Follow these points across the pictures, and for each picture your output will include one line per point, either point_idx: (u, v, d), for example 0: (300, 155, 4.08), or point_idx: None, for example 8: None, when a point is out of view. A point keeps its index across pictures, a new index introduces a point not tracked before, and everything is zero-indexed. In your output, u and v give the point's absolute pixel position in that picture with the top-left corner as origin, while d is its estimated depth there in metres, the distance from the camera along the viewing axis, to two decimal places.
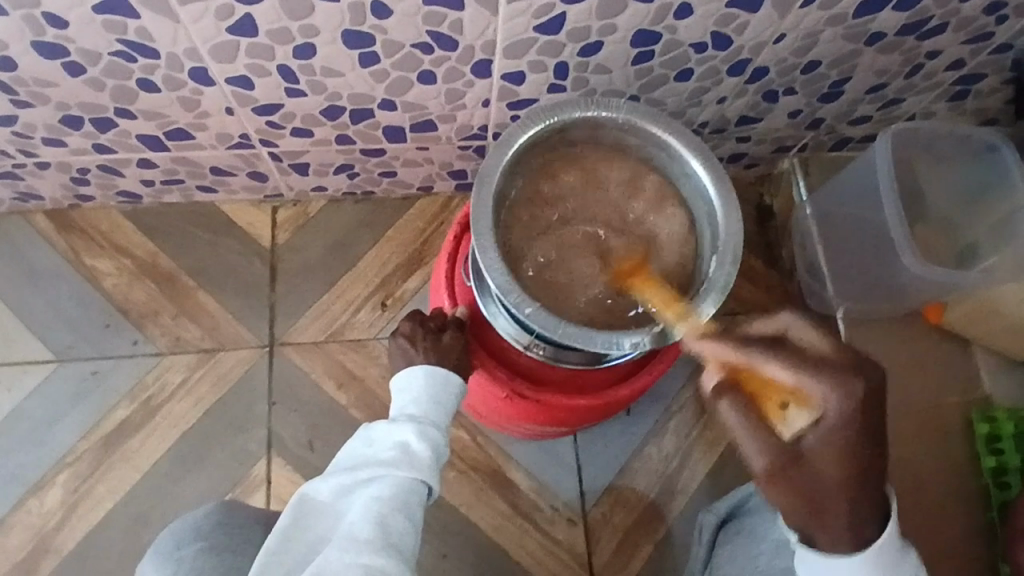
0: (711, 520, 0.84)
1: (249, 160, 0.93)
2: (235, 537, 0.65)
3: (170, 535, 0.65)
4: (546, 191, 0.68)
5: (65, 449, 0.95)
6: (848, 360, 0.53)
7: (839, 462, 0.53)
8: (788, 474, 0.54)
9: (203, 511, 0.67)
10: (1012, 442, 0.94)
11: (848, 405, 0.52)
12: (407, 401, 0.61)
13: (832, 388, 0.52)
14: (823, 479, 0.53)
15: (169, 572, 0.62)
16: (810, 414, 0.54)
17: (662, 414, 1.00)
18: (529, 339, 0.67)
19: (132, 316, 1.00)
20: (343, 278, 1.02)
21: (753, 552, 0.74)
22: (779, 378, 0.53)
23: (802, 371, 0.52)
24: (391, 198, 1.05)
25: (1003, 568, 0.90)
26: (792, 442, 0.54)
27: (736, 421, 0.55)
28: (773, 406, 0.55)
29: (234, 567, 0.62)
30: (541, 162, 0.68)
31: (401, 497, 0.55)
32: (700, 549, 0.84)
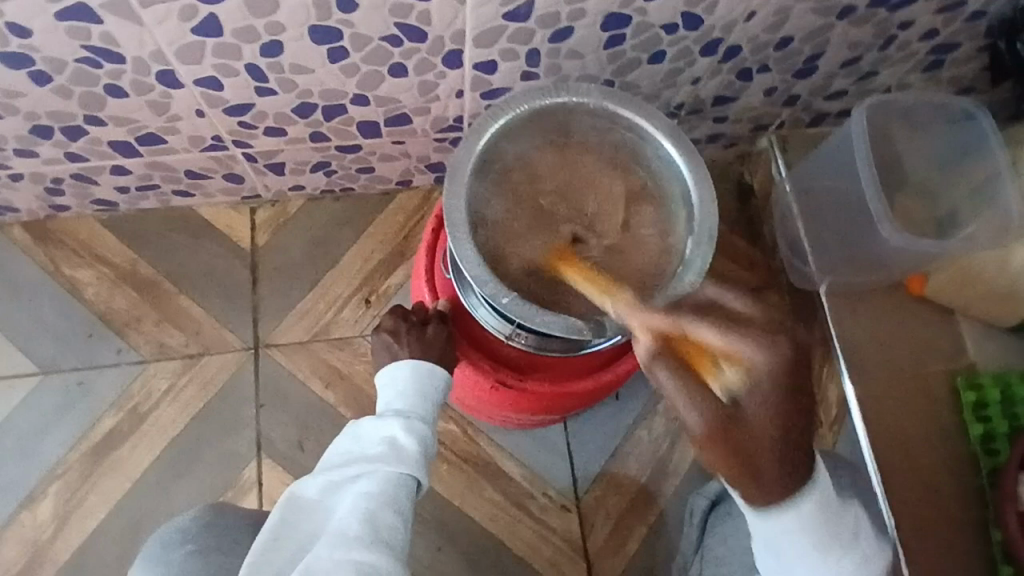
0: (702, 503, 0.85)
1: (224, 161, 0.93)
2: (227, 540, 0.65)
3: (161, 537, 0.65)
4: (521, 182, 0.67)
5: (53, 462, 0.95)
6: (772, 316, 0.53)
7: (769, 419, 0.51)
8: (723, 436, 0.51)
9: (191, 516, 0.66)
10: (1000, 407, 0.92)
11: (772, 361, 0.50)
12: (393, 396, 0.62)
13: (754, 342, 0.51)
14: (750, 436, 0.51)
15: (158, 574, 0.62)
16: (741, 370, 0.52)
17: (651, 397, 1.00)
18: (510, 329, 0.66)
19: (114, 325, 0.99)
20: (326, 276, 1.01)
21: (742, 531, 0.75)
22: (712, 341, 0.52)
23: (730, 333, 0.51)
24: (371, 194, 1.04)
25: (994, 534, 0.90)
26: (724, 399, 0.52)
27: (671, 387, 0.52)
28: (705, 363, 0.53)
29: (225, 568, 0.62)
30: (515, 152, 0.67)
31: (390, 491, 0.55)
32: (691, 530, 0.85)
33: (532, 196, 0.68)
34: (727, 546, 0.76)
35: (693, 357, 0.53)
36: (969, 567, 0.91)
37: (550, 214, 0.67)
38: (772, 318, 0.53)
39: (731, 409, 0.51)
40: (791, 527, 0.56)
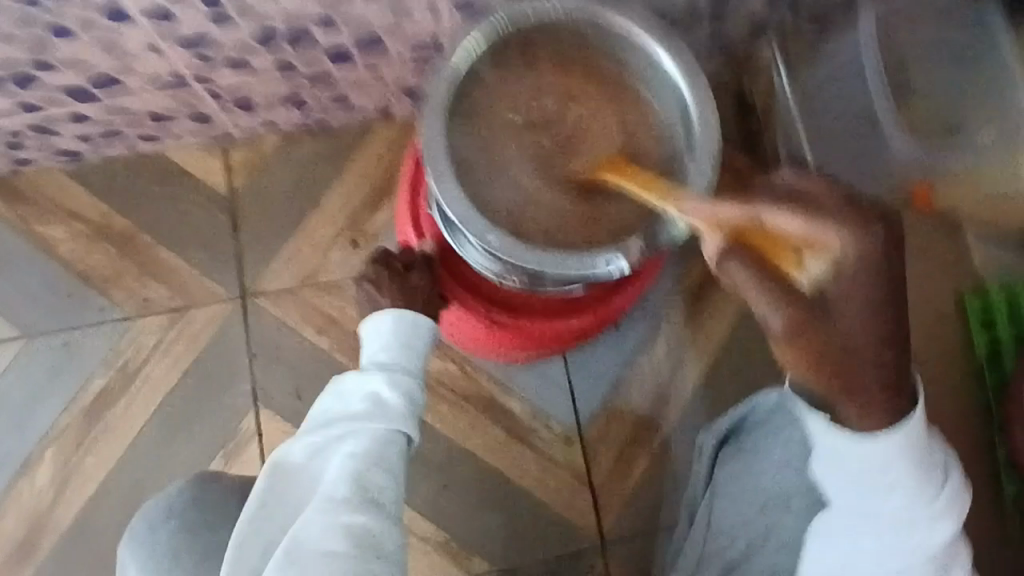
0: (712, 442, 0.78)
1: (188, 101, 0.87)
2: (211, 513, 0.64)
3: (145, 514, 0.64)
4: (516, 110, 0.65)
5: (48, 424, 0.93)
6: (864, 213, 0.45)
7: (868, 322, 0.45)
8: (806, 339, 0.45)
9: (174, 489, 0.66)
10: (1006, 316, 0.92)
11: (863, 249, 0.44)
12: (376, 349, 0.58)
13: (839, 227, 0.45)
14: (845, 345, 0.45)
15: (145, 556, 0.62)
16: (826, 260, 0.46)
17: (652, 325, 0.98)
18: (501, 269, 0.63)
19: (95, 282, 0.96)
20: (308, 218, 0.97)
21: (752, 468, 0.72)
22: (790, 228, 0.46)
23: (813, 219, 0.46)
24: (349, 128, 0.99)
25: (1001, 450, 0.90)
26: (811, 294, 0.46)
27: (749, 287, 0.47)
28: (783, 256, 0.47)
29: (209, 541, 0.62)
30: (505, 77, 0.64)
31: (377, 450, 0.54)
32: (700, 467, 0.80)
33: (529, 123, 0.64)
34: (737, 483, 0.72)
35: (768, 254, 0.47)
36: (975, 478, 0.91)
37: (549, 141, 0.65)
38: (865, 205, 0.46)
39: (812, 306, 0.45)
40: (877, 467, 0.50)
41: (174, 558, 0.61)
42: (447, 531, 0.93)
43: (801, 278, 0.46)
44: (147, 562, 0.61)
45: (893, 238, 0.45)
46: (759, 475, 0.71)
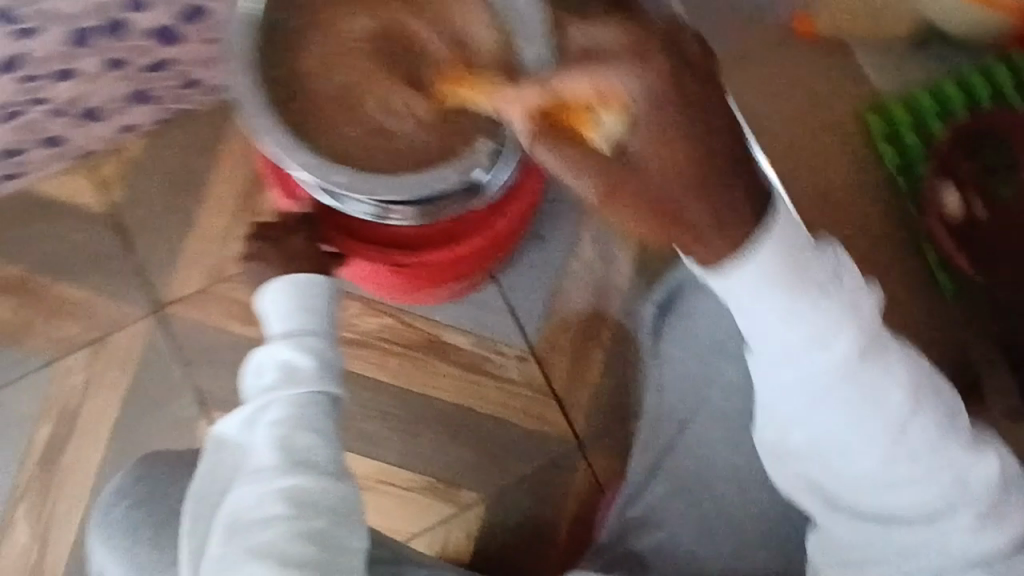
0: (652, 310, 0.78)
1: (31, 127, 0.82)
2: (160, 494, 0.59)
3: (102, 499, 0.60)
4: (344, 47, 0.66)
5: (8, 487, 0.92)
6: (647, 39, 0.40)
7: (680, 159, 0.41)
8: (626, 186, 0.41)
9: (120, 474, 0.61)
10: (909, 126, 0.91)
11: (649, 85, 0.40)
12: (277, 318, 0.55)
13: (631, 59, 0.40)
14: (650, 188, 0.41)
15: (106, 534, 0.58)
16: (621, 115, 0.40)
17: (574, 226, 0.97)
18: (376, 207, 0.62)
19: (5, 335, 0.92)
20: (200, 213, 0.94)
21: (690, 327, 0.73)
22: (583, 89, 0.40)
23: (593, 71, 0.40)
24: (213, 109, 0.94)
25: (928, 249, 0.89)
26: (615, 155, 0.41)
27: (561, 167, 0.42)
28: (580, 122, 0.40)
29: (167, 511, 0.58)
30: (327, 21, 0.66)
31: (296, 416, 0.52)
32: (647, 338, 0.79)
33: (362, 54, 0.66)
34: (680, 346, 0.73)
35: (566, 117, 0.41)
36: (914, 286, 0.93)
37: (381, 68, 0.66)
38: (650, 35, 0.41)
39: (617, 149, 0.41)
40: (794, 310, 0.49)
41: (134, 533, 0.57)
42: (427, 475, 0.94)
43: (599, 138, 0.41)
44: (109, 541, 0.58)
45: (677, 63, 0.40)
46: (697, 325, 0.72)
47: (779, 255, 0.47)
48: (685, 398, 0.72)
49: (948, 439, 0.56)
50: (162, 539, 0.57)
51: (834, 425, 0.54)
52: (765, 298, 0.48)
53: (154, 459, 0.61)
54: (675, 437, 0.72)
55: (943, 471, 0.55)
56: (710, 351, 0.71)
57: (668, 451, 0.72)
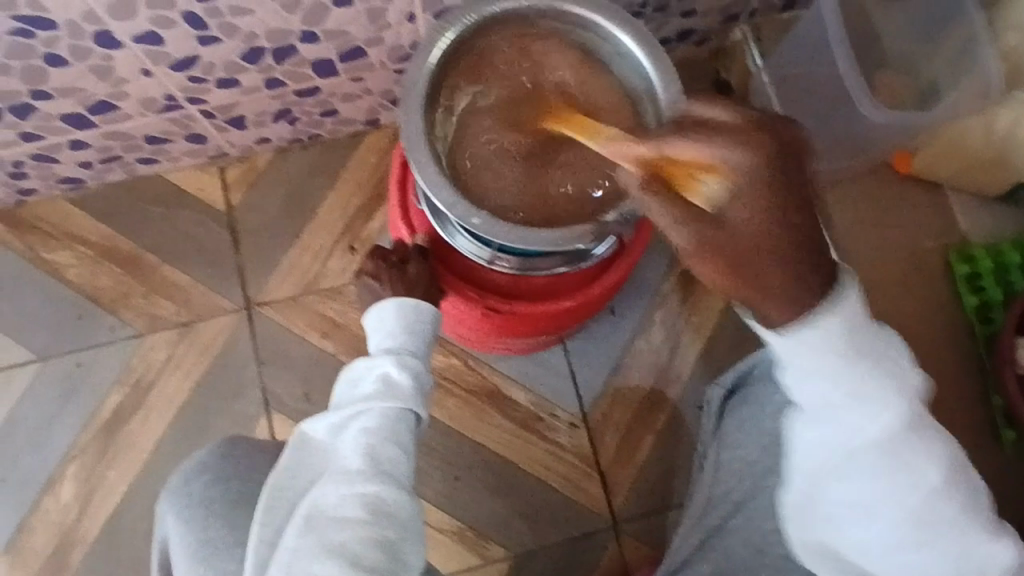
0: (719, 393, 0.80)
1: (182, 122, 0.90)
2: (242, 471, 0.65)
3: (179, 473, 0.66)
4: (470, 115, 0.63)
5: (68, 443, 0.96)
6: (755, 120, 0.45)
7: (766, 222, 0.43)
8: (716, 244, 0.43)
9: (205, 450, 0.67)
10: (993, 277, 0.95)
11: (752, 154, 0.43)
12: (383, 336, 0.61)
13: (740, 132, 0.44)
14: (735, 248, 0.43)
15: (181, 505, 0.63)
16: (723, 178, 0.43)
17: (647, 308, 1.01)
18: (490, 253, 0.66)
19: (104, 302, 0.99)
20: (306, 228, 1.01)
21: (757, 416, 0.73)
22: (689, 151, 0.44)
23: (707, 138, 0.44)
24: (339, 137, 1.03)
25: (996, 399, 0.93)
26: (710, 212, 0.43)
27: (656, 212, 0.44)
28: (684, 181, 0.44)
29: (241, 492, 0.64)
30: (459, 85, 0.63)
31: (388, 426, 0.57)
32: (709, 420, 0.81)
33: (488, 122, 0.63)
34: (743, 431, 0.74)
35: (668, 170, 0.45)
36: (975, 433, 0.93)
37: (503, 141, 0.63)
38: (758, 117, 0.45)
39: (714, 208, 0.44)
40: (823, 354, 0.49)
41: (207, 506, 0.62)
42: (460, 520, 0.95)
43: (700, 198, 0.43)
44: (182, 512, 0.63)
45: (781, 143, 0.44)
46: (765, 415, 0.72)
47: (846, 325, 0.48)
48: (739, 480, 0.72)
49: (953, 489, 0.52)
50: (233, 517, 0.62)
51: (862, 490, 0.53)
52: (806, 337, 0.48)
53: (239, 441, 0.69)
54: (726, 518, 0.72)
55: (949, 523, 0.52)
56: (772, 440, 0.71)
57: (714, 536, 0.72)
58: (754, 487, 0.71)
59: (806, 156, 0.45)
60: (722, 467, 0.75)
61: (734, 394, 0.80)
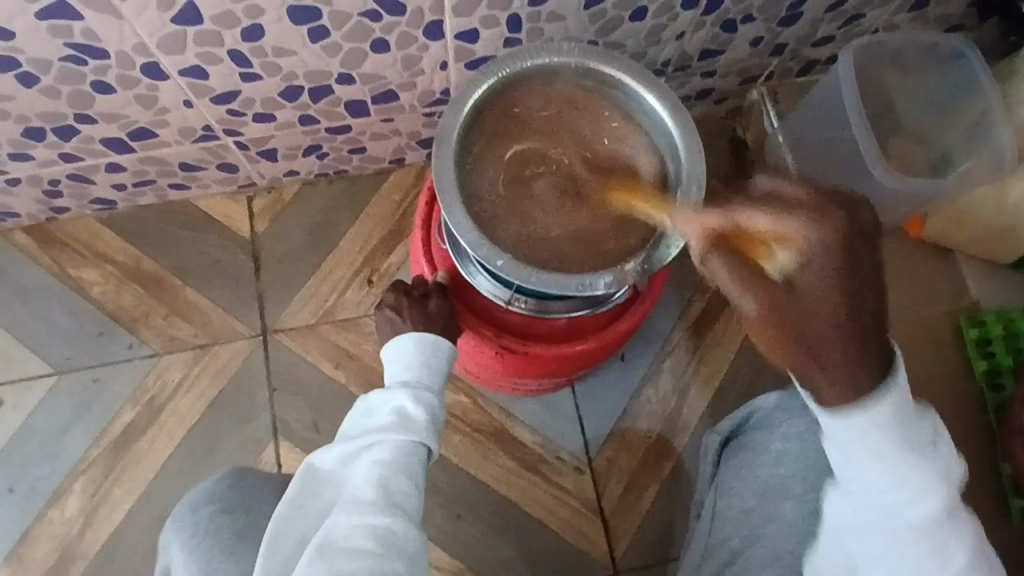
0: (715, 439, 0.76)
1: (216, 151, 0.94)
2: (252, 499, 0.64)
3: (187, 501, 0.64)
4: (504, 159, 0.65)
5: (76, 458, 0.97)
6: (826, 199, 0.43)
7: (834, 306, 0.44)
8: (784, 314, 0.44)
9: (214, 478, 0.66)
10: (1002, 343, 0.96)
11: (823, 236, 0.43)
12: (400, 368, 0.63)
13: (808, 205, 0.43)
14: (801, 322, 0.44)
15: (186, 535, 0.61)
16: (794, 250, 0.43)
17: (656, 356, 1.02)
18: (508, 293, 0.67)
19: (124, 320, 1.01)
20: (326, 259, 1.03)
21: (756, 462, 0.69)
22: (760, 225, 0.44)
23: (781, 215, 0.43)
24: (365, 174, 1.06)
25: (1005, 467, 0.92)
26: (779, 282, 0.44)
27: (726, 283, 0.46)
28: (756, 249, 0.45)
29: (249, 523, 0.62)
30: (496, 130, 0.65)
31: (401, 459, 0.58)
32: (705, 467, 0.77)
33: (520, 167, 0.65)
34: (739, 479, 0.70)
35: (744, 244, 0.46)
36: (980, 501, 0.93)
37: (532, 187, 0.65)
38: (831, 193, 0.44)
39: (779, 287, 0.44)
40: (868, 435, 0.49)
41: (214, 538, 0.60)
42: (458, 560, 0.94)
43: (771, 265, 0.44)
44: (187, 542, 0.61)
45: (852, 229, 0.43)
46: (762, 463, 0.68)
47: (887, 419, 0.48)
48: (736, 530, 0.67)
49: (978, 568, 0.53)
50: (240, 550, 0.59)
51: None
52: (857, 414, 0.48)
53: (248, 472, 0.67)
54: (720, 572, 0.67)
55: None
56: (770, 489, 0.67)
57: None
58: (750, 536, 0.66)
59: (874, 234, 0.44)
60: (720, 517, 0.70)
61: (731, 440, 0.76)
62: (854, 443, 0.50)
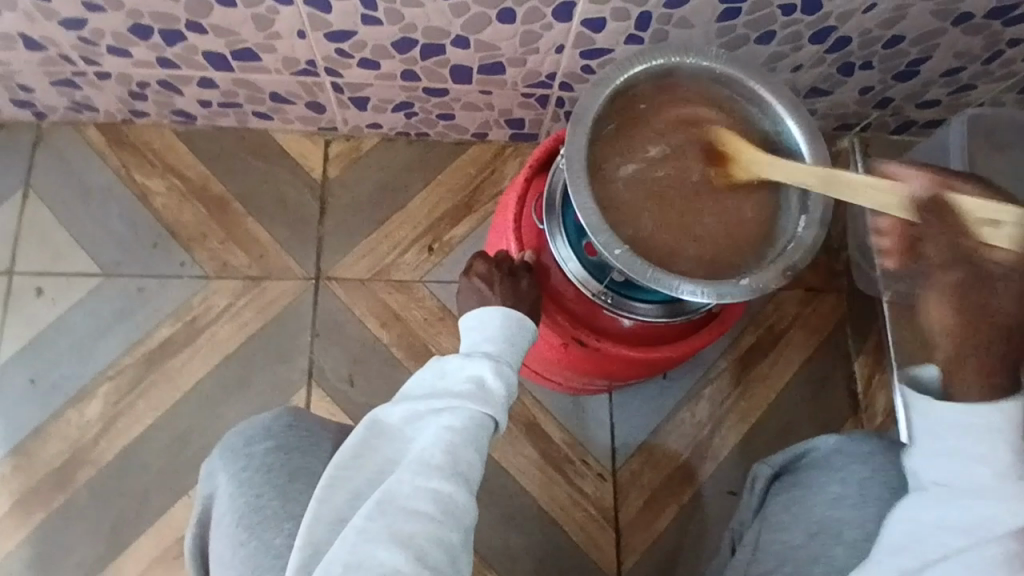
0: (766, 472, 0.75)
1: (311, 88, 0.93)
2: (307, 441, 0.63)
3: (242, 432, 0.64)
4: (629, 153, 0.64)
5: (107, 363, 0.96)
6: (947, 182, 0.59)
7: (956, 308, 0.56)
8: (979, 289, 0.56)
9: (272, 415, 0.65)
10: None
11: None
12: (481, 339, 0.62)
13: (919, 176, 0.59)
14: (986, 314, 0.55)
15: (239, 466, 0.61)
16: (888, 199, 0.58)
17: (698, 381, 1.01)
18: (597, 287, 0.69)
19: (180, 237, 1.00)
20: (391, 218, 1.03)
21: (806, 501, 0.68)
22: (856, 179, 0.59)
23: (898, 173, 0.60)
24: (444, 141, 1.06)
25: None
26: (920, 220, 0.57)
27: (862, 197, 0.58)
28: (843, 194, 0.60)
29: (303, 466, 0.61)
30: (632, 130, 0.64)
31: (473, 429, 0.57)
32: (750, 498, 0.76)
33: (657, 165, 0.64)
34: (790, 514, 0.69)
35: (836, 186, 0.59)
36: None
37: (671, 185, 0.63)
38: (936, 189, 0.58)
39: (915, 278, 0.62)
40: (955, 424, 0.55)
41: (266, 474, 0.60)
42: None
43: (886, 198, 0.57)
44: (239, 474, 0.61)
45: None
46: (813, 504, 0.68)
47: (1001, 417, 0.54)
48: (777, 565, 0.67)
49: None
50: (290, 491, 0.59)
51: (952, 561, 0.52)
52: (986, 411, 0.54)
53: (304, 414, 0.67)
54: None
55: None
56: (822, 529, 0.66)
57: None
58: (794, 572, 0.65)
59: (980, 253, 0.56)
60: (762, 548, 0.69)
61: (781, 476, 0.75)
62: (946, 425, 0.55)
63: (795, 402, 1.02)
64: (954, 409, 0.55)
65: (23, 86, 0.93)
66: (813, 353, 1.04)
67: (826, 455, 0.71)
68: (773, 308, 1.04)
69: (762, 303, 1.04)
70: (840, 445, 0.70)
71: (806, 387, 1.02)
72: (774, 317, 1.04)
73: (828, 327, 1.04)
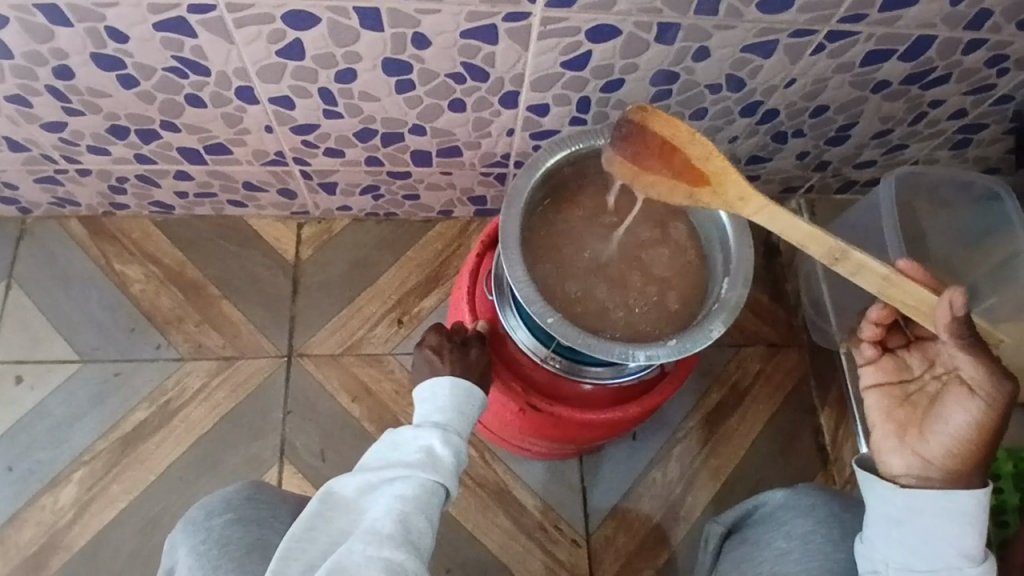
0: (719, 529, 0.76)
1: (281, 176, 0.98)
2: (264, 514, 0.65)
3: (201, 506, 0.65)
4: (565, 227, 0.69)
5: (82, 447, 0.98)
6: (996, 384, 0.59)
7: (964, 428, 0.61)
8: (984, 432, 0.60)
9: (232, 487, 0.67)
10: (1011, 481, 0.97)
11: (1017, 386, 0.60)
12: (432, 409, 0.65)
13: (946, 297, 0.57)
14: (977, 440, 0.60)
15: (197, 540, 0.62)
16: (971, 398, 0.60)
17: (667, 441, 1.03)
18: (546, 352, 0.72)
19: (157, 322, 1.03)
20: (362, 293, 1.07)
21: (756, 557, 0.69)
22: (967, 366, 0.60)
23: (992, 372, 0.59)
24: (412, 220, 1.11)
25: None
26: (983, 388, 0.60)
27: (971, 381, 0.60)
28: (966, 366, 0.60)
29: (260, 538, 0.62)
30: (569, 208, 0.70)
31: (423, 498, 0.58)
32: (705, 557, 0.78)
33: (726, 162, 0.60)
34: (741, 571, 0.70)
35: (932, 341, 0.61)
36: None
37: (721, 185, 0.61)
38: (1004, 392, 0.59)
39: (901, 373, 0.66)
40: (926, 508, 0.61)
41: (224, 547, 0.61)
42: None
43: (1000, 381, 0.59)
44: (197, 547, 0.62)
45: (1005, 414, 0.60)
46: (760, 560, 0.69)
47: (957, 505, 0.60)
48: None
49: None
50: (247, 563, 0.60)
51: None
52: (961, 495, 0.60)
53: (266, 486, 0.68)
54: None
55: None
56: None
57: None
58: None
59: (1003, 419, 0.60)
60: None
61: (733, 533, 0.76)
62: (912, 510, 0.61)
63: (764, 459, 1.03)
64: (925, 498, 0.61)
65: (8, 184, 0.99)
66: (779, 409, 1.05)
67: (775, 511, 0.72)
68: (737, 365, 1.07)
69: (724, 362, 1.07)
70: (787, 498, 0.72)
71: (773, 444, 1.04)
72: (738, 374, 1.07)
73: (791, 383, 1.07)
